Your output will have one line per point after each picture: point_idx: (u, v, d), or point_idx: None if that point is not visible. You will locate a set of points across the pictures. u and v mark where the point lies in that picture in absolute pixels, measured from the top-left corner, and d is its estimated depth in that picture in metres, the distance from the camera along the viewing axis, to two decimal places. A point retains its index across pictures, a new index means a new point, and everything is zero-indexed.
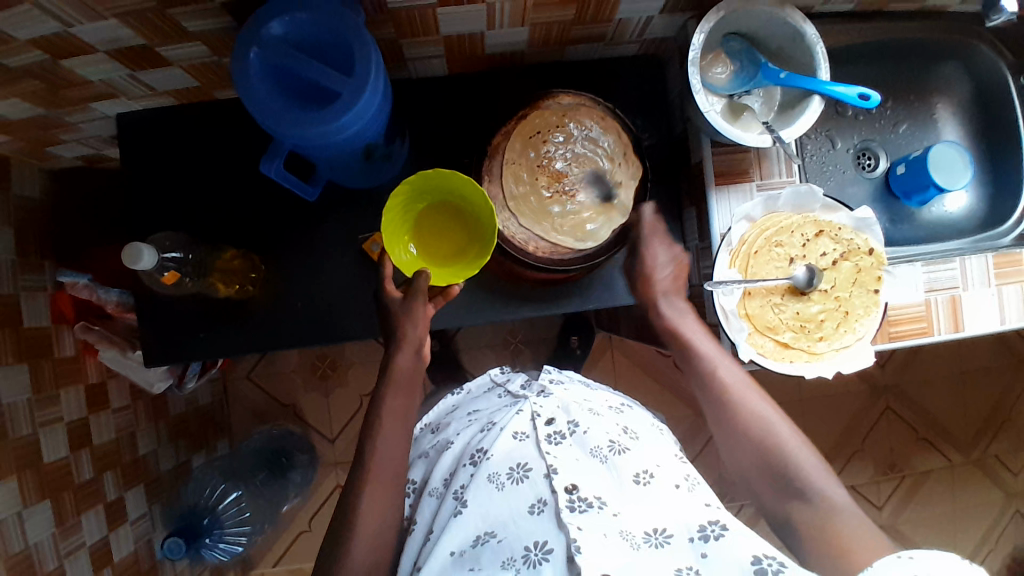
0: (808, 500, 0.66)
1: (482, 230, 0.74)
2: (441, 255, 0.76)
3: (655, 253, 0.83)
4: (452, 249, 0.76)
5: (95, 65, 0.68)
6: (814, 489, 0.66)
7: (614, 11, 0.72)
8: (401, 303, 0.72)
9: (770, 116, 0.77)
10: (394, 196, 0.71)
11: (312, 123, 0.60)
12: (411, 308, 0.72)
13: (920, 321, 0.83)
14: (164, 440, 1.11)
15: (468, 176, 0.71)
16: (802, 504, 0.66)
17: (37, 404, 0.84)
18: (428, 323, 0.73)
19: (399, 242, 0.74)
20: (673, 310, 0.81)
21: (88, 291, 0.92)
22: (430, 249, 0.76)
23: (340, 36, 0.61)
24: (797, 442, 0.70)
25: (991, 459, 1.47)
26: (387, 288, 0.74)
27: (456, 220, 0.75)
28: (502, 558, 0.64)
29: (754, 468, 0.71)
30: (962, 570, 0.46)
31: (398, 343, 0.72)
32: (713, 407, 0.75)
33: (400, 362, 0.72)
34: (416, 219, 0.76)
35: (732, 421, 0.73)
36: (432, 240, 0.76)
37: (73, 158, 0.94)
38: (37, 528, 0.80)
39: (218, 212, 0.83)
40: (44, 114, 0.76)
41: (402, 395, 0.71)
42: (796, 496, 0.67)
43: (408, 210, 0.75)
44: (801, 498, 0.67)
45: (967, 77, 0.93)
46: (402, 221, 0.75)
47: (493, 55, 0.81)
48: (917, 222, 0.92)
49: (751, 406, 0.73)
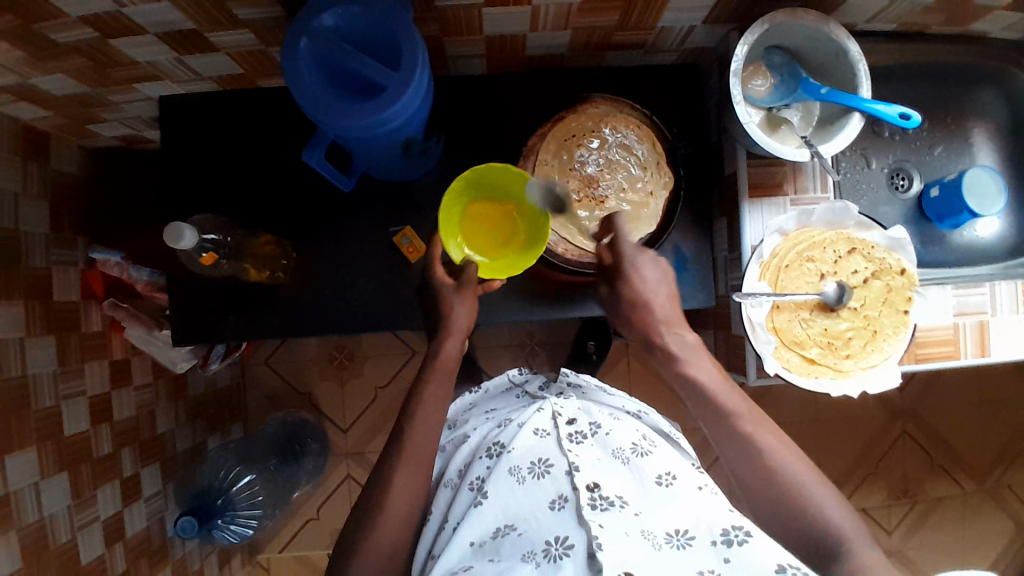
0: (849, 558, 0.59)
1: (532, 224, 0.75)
2: (486, 246, 0.77)
3: (647, 266, 0.75)
4: (501, 239, 0.77)
5: (144, 46, 0.69)
6: (854, 549, 0.60)
7: (657, 18, 0.72)
8: (454, 288, 0.76)
9: (808, 131, 0.77)
10: (456, 183, 0.73)
11: (355, 114, 0.61)
12: (463, 297, 0.76)
13: (948, 345, 0.82)
14: (182, 420, 1.12)
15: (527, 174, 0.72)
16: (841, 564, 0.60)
17: (61, 376, 0.85)
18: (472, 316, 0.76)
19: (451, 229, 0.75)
20: (675, 337, 0.74)
21: (120, 270, 0.95)
22: (481, 238, 0.77)
23: (387, 32, 0.62)
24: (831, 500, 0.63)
25: (1005, 490, 1.45)
26: (435, 270, 0.78)
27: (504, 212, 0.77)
28: (523, 551, 0.63)
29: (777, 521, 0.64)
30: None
31: (447, 332, 0.74)
32: (730, 452, 0.68)
33: (445, 351, 0.74)
34: (467, 208, 0.77)
35: (738, 441, 0.67)
36: (483, 230, 0.77)
37: (112, 137, 0.96)
38: (52, 500, 0.81)
39: (252, 199, 0.84)
40: (88, 91, 0.78)
41: (442, 382, 0.72)
42: (832, 554, 0.60)
43: (462, 198, 0.76)
44: (840, 557, 0.60)
45: (1005, 103, 0.93)
46: (456, 209, 0.75)
47: (533, 56, 0.81)
48: (948, 246, 0.92)
49: (787, 469, 0.65)
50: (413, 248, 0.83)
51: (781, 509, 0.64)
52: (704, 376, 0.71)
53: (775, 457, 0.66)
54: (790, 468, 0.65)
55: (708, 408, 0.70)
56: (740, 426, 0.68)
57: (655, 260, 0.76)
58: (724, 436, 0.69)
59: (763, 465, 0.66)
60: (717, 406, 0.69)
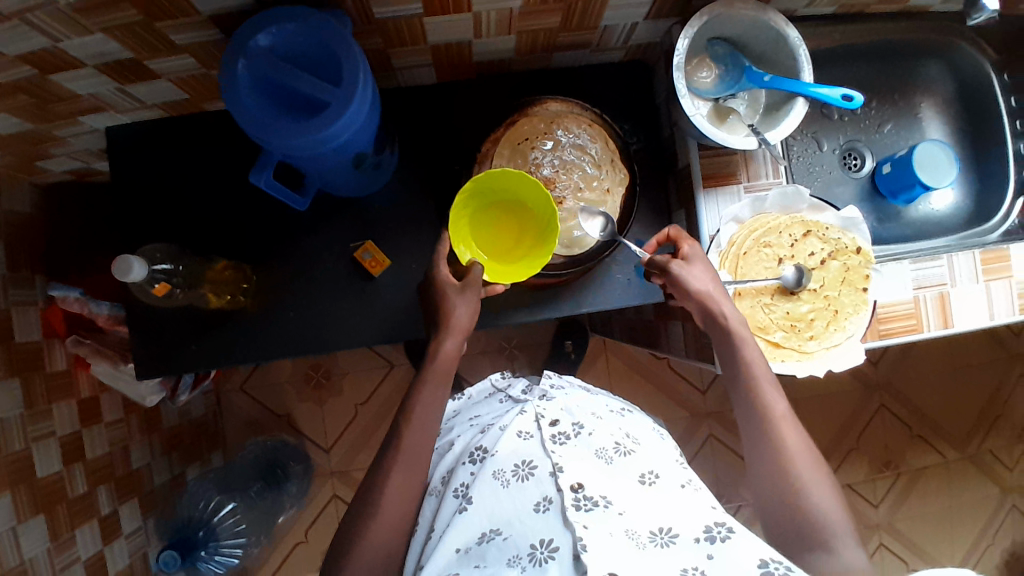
0: (832, 554, 0.59)
1: (540, 232, 0.75)
2: (495, 251, 0.77)
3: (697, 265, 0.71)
4: (507, 246, 0.77)
5: (84, 79, 0.68)
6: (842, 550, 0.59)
7: (599, 17, 0.73)
8: (457, 288, 0.71)
9: (755, 119, 0.78)
10: (475, 185, 0.73)
11: (300, 132, 0.61)
12: (467, 296, 0.71)
13: (911, 319, 0.83)
14: (158, 453, 1.10)
15: (542, 187, 0.72)
16: (825, 556, 0.60)
17: (29, 418, 0.83)
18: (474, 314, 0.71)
19: (459, 232, 0.74)
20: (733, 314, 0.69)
21: (80, 305, 0.94)
22: (490, 245, 0.76)
23: (326, 47, 0.61)
24: (828, 492, 0.62)
25: (985, 454, 1.47)
26: (437, 268, 0.73)
27: (517, 225, 0.76)
28: (508, 556, 0.64)
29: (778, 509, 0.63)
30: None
31: (447, 330, 0.70)
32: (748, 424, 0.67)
33: (446, 349, 0.70)
34: (477, 217, 0.77)
35: (752, 409, 0.67)
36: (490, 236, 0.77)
37: (63, 172, 0.94)
38: (31, 542, 0.79)
39: (209, 225, 0.83)
40: (32, 128, 0.76)
41: (438, 384, 0.69)
42: (819, 547, 0.60)
43: (470, 205, 0.75)
44: (825, 550, 0.60)
45: (949, 77, 0.95)
46: (464, 213, 0.74)
47: (480, 62, 0.82)
48: (904, 221, 0.93)
49: (802, 465, 0.63)
50: (375, 262, 0.82)
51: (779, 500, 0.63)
52: (749, 349, 0.69)
53: (792, 445, 0.65)
54: (802, 459, 0.64)
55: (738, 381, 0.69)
56: (770, 408, 0.66)
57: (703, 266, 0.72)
58: (751, 420, 0.67)
59: (781, 453, 0.64)
60: (747, 381, 0.68)
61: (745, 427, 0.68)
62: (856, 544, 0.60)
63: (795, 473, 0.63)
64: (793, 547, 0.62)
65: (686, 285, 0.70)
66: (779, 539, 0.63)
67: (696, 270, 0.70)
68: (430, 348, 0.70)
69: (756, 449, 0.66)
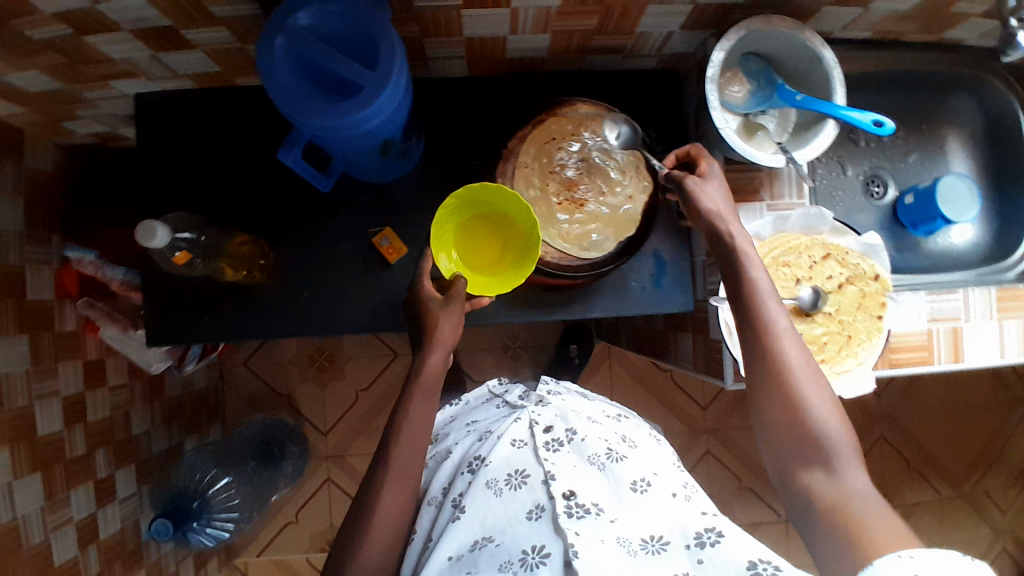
0: (833, 474, 0.56)
1: (520, 254, 0.75)
2: (478, 264, 0.76)
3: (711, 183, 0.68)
4: (488, 260, 0.77)
5: (120, 43, 0.69)
6: (843, 468, 0.56)
7: (636, 23, 0.73)
8: (440, 303, 0.71)
9: (784, 137, 0.79)
10: (457, 198, 0.72)
11: (332, 114, 0.61)
12: (450, 309, 0.70)
13: (922, 350, 0.83)
14: (158, 422, 1.10)
15: (527, 207, 0.72)
16: (823, 473, 0.56)
17: (35, 376, 0.83)
18: (458, 331, 0.70)
19: (442, 243, 0.74)
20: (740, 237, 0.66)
21: (94, 268, 0.94)
22: (471, 257, 0.76)
23: (365, 32, 0.62)
24: (833, 412, 0.58)
25: (980, 494, 1.47)
26: (422, 282, 0.74)
27: (500, 241, 0.76)
28: (500, 562, 0.64)
29: (775, 422, 0.59)
30: (965, 568, 0.44)
31: (431, 342, 0.69)
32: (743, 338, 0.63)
33: (430, 362, 0.68)
34: (462, 230, 0.77)
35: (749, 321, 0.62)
36: (473, 249, 0.76)
37: (88, 135, 0.94)
38: (25, 500, 0.79)
39: (230, 199, 0.84)
40: (63, 88, 0.77)
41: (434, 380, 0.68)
42: (817, 463, 0.57)
43: (457, 217, 0.75)
44: (824, 467, 0.56)
45: (979, 112, 0.94)
46: (450, 224, 0.75)
47: (513, 59, 0.82)
48: (922, 252, 0.93)
49: (802, 379, 0.59)
50: (392, 248, 0.82)
51: (778, 421, 0.59)
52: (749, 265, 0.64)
53: (792, 359, 0.60)
54: (802, 375, 0.59)
55: (739, 296, 0.64)
56: (770, 323, 0.61)
57: (717, 181, 0.69)
58: (749, 334, 0.62)
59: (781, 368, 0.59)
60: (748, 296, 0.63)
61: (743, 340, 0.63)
62: (858, 464, 0.56)
63: (794, 386, 0.59)
64: (792, 465, 0.58)
65: (699, 203, 0.67)
66: (773, 455, 0.60)
67: (712, 190, 0.68)
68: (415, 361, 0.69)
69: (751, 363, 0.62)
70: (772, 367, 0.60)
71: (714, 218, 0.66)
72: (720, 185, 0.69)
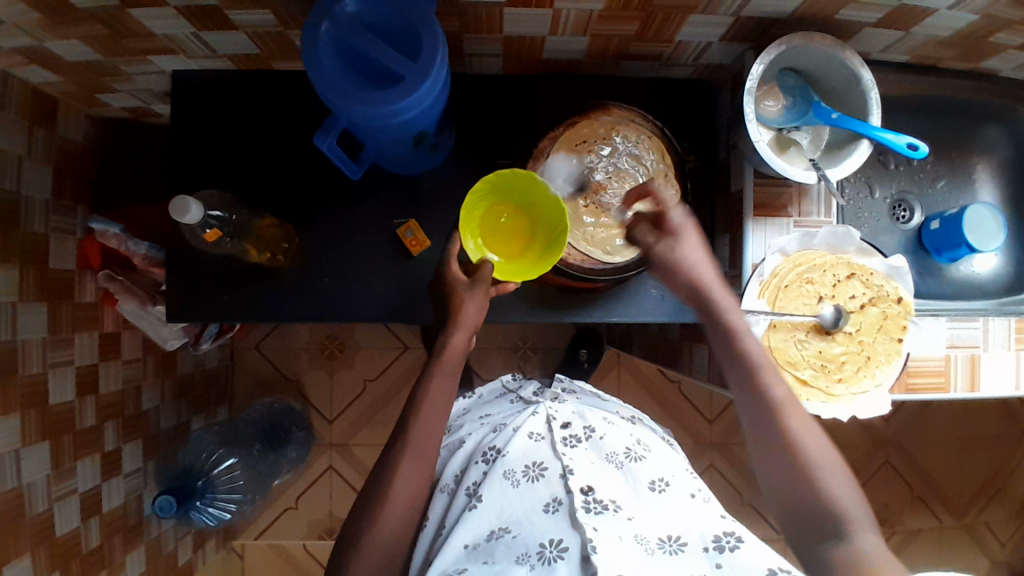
0: (846, 540, 0.61)
1: (547, 243, 0.75)
2: (505, 250, 0.77)
3: (687, 238, 0.73)
4: (515, 247, 0.77)
5: (163, 19, 0.69)
6: (856, 533, 0.61)
7: (677, 30, 0.73)
8: (466, 284, 0.71)
9: (816, 154, 0.78)
10: (487, 182, 0.73)
11: (371, 101, 0.61)
12: (476, 292, 0.71)
13: (939, 377, 0.82)
14: (168, 398, 1.11)
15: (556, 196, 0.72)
16: (838, 542, 0.61)
17: (51, 344, 0.84)
18: (484, 313, 0.71)
19: (471, 228, 0.74)
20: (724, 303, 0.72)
21: (118, 241, 0.91)
22: (497, 244, 0.77)
23: (409, 22, 0.62)
24: (841, 482, 0.64)
25: (982, 526, 1.46)
26: (450, 265, 0.75)
27: (528, 229, 0.77)
28: (517, 553, 0.63)
29: (787, 494, 0.65)
30: None
31: (455, 322, 0.70)
32: (751, 414, 0.68)
33: (453, 344, 0.70)
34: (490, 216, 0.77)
35: (757, 398, 0.68)
36: (500, 235, 0.77)
37: (121, 109, 0.95)
38: (32, 468, 0.79)
39: (259, 182, 0.84)
40: (102, 60, 0.77)
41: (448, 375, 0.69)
42: (832, 533, 0.61)
43: (486, 202, 0.76)
44: (838, 536, 0.61)
45: (1010, 143, 0.94)
46: (479, 208, 0.75)
47: (550, 60, 0.82)
48: (944, 279, 0.93)
49: (811, 454, 0.65)
50: (416, 240, 0.83)
51: (789, 494, 0.64)
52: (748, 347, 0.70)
53: (802, 434, 0.66)
54: (812, 451, 0.65)
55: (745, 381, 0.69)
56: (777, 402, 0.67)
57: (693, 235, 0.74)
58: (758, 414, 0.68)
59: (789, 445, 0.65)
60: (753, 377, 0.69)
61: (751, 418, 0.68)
62: (871, 529, 0.61)
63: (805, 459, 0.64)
64: (807, 536, 0.63)
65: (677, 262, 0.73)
66: (788, 526, 0.64)
67: (689, 247, 0.73)
68: (437, 341, 0.70)
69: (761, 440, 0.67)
70: (784, 440, 0.65)
71: (698, 282, 0.72)
72: (698, 239, 0.74)
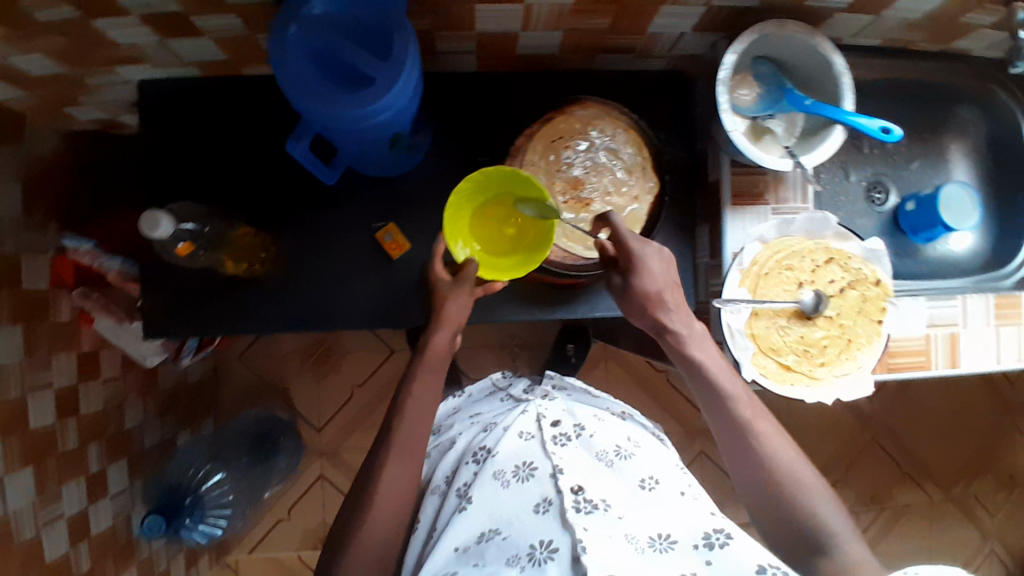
0: (832, 553, 0.62)
1: (536, 240, 0.74)
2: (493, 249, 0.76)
3: (651, 257, 0.69)
4: (502, 246, 0.76)
5: (126, 28, 0.67)
6: (840, 543, 0.62)
7: (650, 23, 0.73)
8: (450, 284, 0.71)
9: (791, 141, 0.79)
10: (473, 181, 0.72)
11: (343, 104, 0.60)
12: (459, 290, 0.70)
13: (920, 355, 0.84)
14: (152, 415, 1.09)
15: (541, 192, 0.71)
16: (825, 557, 0.62)
17: (28, 367, 0.82)
18: (468, 311, 0.71)
19: (457, 228, 0.74)
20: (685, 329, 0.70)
21: (91, 258, 0.90)
22: (485, 243, 0.76)
23: (380, 22, 0.61)
24: (824, 499, 0.65)
25: (969, 498, 1.49)
26: (434, 265, 0.74)
27: (517, 226, 0.76)
28: (508, 555, 0.63)
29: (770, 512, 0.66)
30: None
31: (438, 321, 0.70)
32: (728, 437, 0.69)
33: (437, 340, 0.70)
34: (478, 215, 0.77)
35: (733, 422, 0.68)
36: (487, 234, 0.76)
37: (88, 121, 0.93)
38: (17, 494, 0.77)
39: (234, 191, 0.83)
40: (66, 73, 0.75)
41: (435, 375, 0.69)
42: (818, 549, 0.63)
43: (473, 201, 0.75)
44: (824, 551, 0.62)
45: (981, 122, 0.95)
46: (466, 208, 0.75)
47: (524, 56, 0.81)
48: (921, 259, 0.94)
49: (787, 478, 0.65)
50: (396, 244, 0.82)
51: (772, 512, 0.65)
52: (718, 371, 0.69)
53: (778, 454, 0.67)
54: (791, 471, 0.66)
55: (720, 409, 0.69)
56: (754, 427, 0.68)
57: (657, 253, 0.70)
58: (734, 438, 0.68)
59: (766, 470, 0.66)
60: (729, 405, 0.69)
61: (728, 444, 0.69)
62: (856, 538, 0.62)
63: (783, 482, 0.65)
64: (795, 554, 0.64)
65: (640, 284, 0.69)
66: (775, 544, 0.66)
67: (652, 265, 0.69)
68: (420, 339, 0.70)
69: (742, 461, 0.68)
70: (762, 463, 0.66)
71: (659, 305, 0.69)
72: (659, 255, 0.70)
